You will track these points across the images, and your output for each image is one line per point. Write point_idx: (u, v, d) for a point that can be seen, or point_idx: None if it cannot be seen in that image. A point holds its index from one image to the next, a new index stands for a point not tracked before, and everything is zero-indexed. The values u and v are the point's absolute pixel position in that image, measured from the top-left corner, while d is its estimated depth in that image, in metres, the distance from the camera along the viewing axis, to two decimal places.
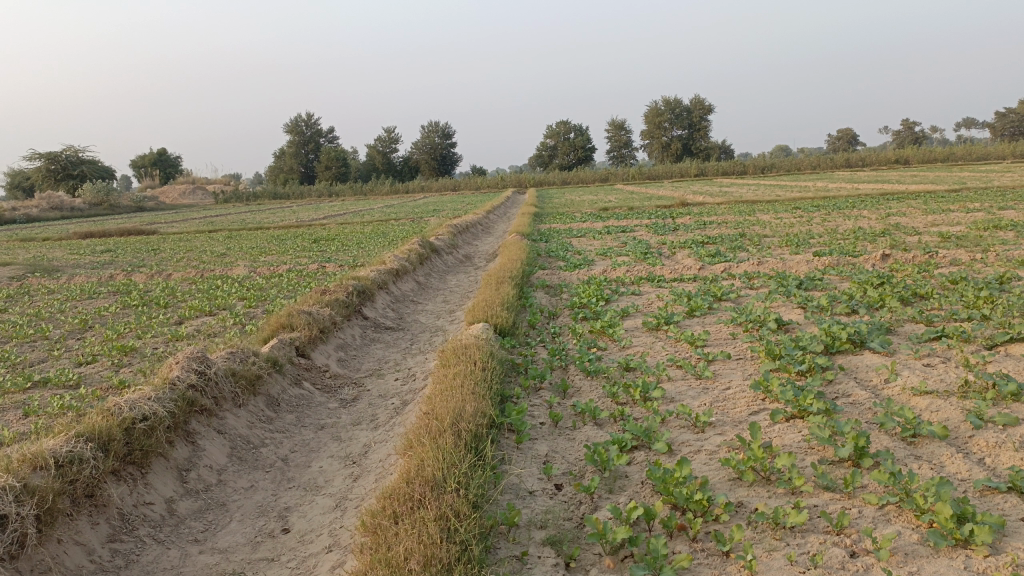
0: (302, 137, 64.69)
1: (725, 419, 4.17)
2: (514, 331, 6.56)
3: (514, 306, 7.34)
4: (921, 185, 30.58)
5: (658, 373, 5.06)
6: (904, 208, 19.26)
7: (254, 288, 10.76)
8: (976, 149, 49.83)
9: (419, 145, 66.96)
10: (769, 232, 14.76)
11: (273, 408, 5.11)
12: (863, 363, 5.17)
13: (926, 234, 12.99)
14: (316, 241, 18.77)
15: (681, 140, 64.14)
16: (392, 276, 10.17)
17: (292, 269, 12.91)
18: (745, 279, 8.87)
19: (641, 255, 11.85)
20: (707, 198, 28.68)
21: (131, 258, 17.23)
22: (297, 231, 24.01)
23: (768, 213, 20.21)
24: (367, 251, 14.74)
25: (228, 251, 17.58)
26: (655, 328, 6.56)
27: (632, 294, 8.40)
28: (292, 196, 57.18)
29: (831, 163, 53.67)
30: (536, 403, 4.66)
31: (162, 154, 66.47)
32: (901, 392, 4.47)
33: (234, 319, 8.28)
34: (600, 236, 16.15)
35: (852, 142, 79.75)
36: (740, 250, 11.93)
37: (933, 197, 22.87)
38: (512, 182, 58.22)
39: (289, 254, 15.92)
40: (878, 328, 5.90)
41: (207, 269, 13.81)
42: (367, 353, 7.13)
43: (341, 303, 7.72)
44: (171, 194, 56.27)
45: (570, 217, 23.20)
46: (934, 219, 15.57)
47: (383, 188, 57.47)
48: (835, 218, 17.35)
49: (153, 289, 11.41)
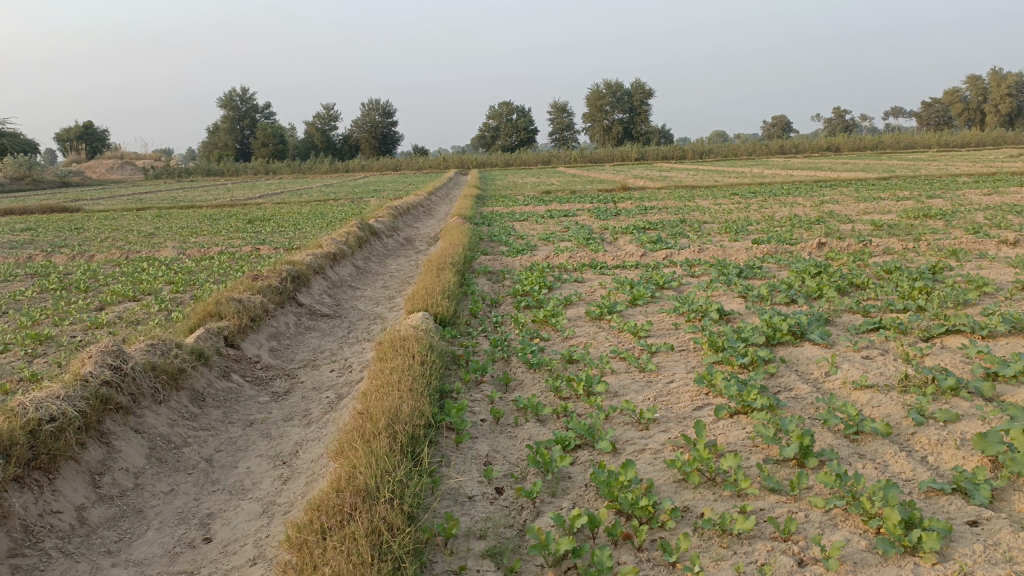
0: (238, 112, 62.71)
1: (669, 415, 4.09)
2: (455, 320, 6.37)
3: (455, 293, 7.15)
4: (853, 172, 31.42)
5: (602, 366, 4.96)
6: (837, 195, 19.74)
7: (183, 271, 10.28)
8: (904, 139, 51.54)
9: (360, 123, 65.69)
10: (709, 217, 14.88)
11: (197, 404, 4.82)
12: (804, 355, 5.17)
13: (860, 221, 13.28)
14: (250, 221, 18.15)
15: (622, 123, 64.54)
16: (329, 259, 9.85)
17: (225, 251, 12.41)
18: (687, 266, 8.87)
19: (583, 240, 11.78)
20: (648, 183, 28.87)
21: (51, 237, 16.34)
22: (231, 210, 23.21)
23: (708, 198, 20.44)
24: (304, 233, 14.30)
25: (157, 230, 16.85)
26: (598, 317, 6.48)
27: (574, 282, 8.30)
28: (227, 173, 55.48)
29: (767, 149, 54.82)
30: (477, 398, 4.50)
31: (88, 127, 63.60)
32: (842, 387, 4.47)
33: (160, 306, 7.87)
34: (543, 220, 16.04)
35: (787, 129, 81.66)
36: (681, 237, 11.98)
37: (864, 185, 23.48)
38: (454, 163, 57.71)
39: (221, 234, 15.33)
40: (818, 318, 5.93)
41: (133, 249, 13.17)
42: (302, 342, 6.84)
43: (274, 290, 7.40)
44: (98, 169, 53.95)
45: (512, 199, 23.07)
46: (866, 207, 15.95)
47: (323, 166, 56.23)
48: (772, 204, 17.63)
49: (73, 271, 10.80)
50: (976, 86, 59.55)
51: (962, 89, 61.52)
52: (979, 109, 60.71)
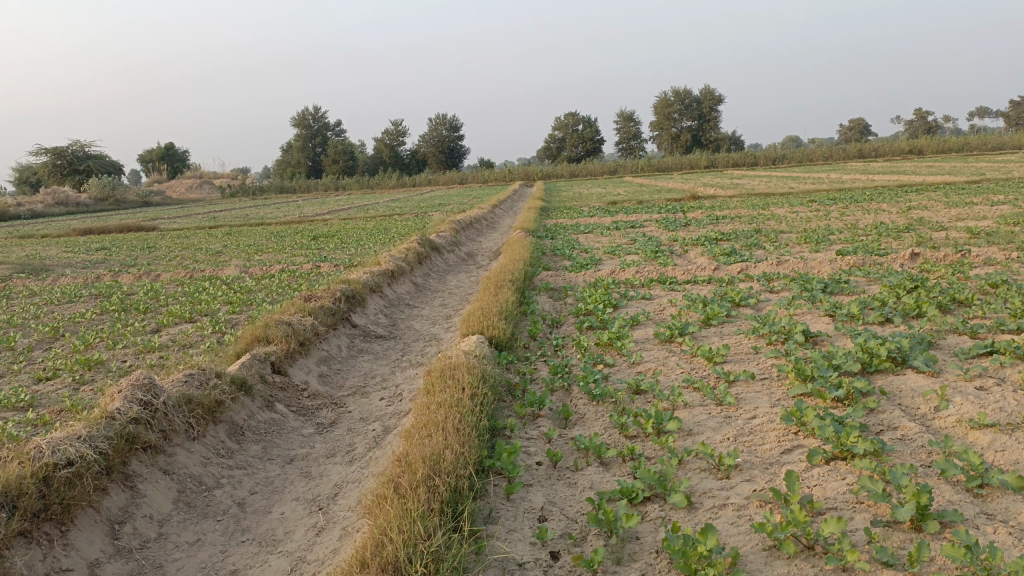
0: (309, 131, 64.15)
1: (752, 460, 3.55)
2: (513, 344, 5.94)
3: (513, 313, 6.72)
4: (939, 176, 29.66)
5: (673, 398, 4.44)
6: (924, 201, 18.54)
7: (242, 291, 10.17)
8: (992, 140, 48.81)
9: (426, 138, 66.32)
10: (785, 227, 14.07)
11: (235, 440, 4.52)
12: (907, 386, 4.52)
13: (953, 229, 12.28)
14: (315, 238, 18.20)
15: (690, 131, 63.19)
16: (386, 277, 9.58)
17: (286, 269, 12.31)
18: (763, 282, 8.21)
19: (651, 253, 11.21)
20: (718, 192, 27.87)
21: (124, 256, 16.68)
22: (298, 226, 23.45)
23: (783, 206, 19.50)
24: (365, 249, 14.15)
25: (224, 249, 17.03)
26: (668, 340, 5.93)
27: (641, 299, 7.77)
28: (298, 190, 56.76)
29: (843, 154, 52.76)
30: (533, 436, 4.03)
31: (169, 148, 66.18)
32: (957, 426, 3.83)
33: (213, 328, 7.70)
34: (609, 232, 15.47)
35: (863, 132, 78.80)
36: (755, 248, 11.26)
37: (953, 189, 22.03)
38: (520, 175, 57.60)
39: (285, 252, 15.31)
40: (919, 341, 5.25)
41: (198, 269, 13.24)
42: (353, 367, 6.53)
43: (326, 311, 7.12)
44: (177, 189, 56.00)
45: (577, 211, 22.55)
46: (959, 213, 14.81)
47: (390, 181, 56.90)
48: (852, 212, 16.60)
49: (137, 292, 10.84)
50: None
51: None
52: None
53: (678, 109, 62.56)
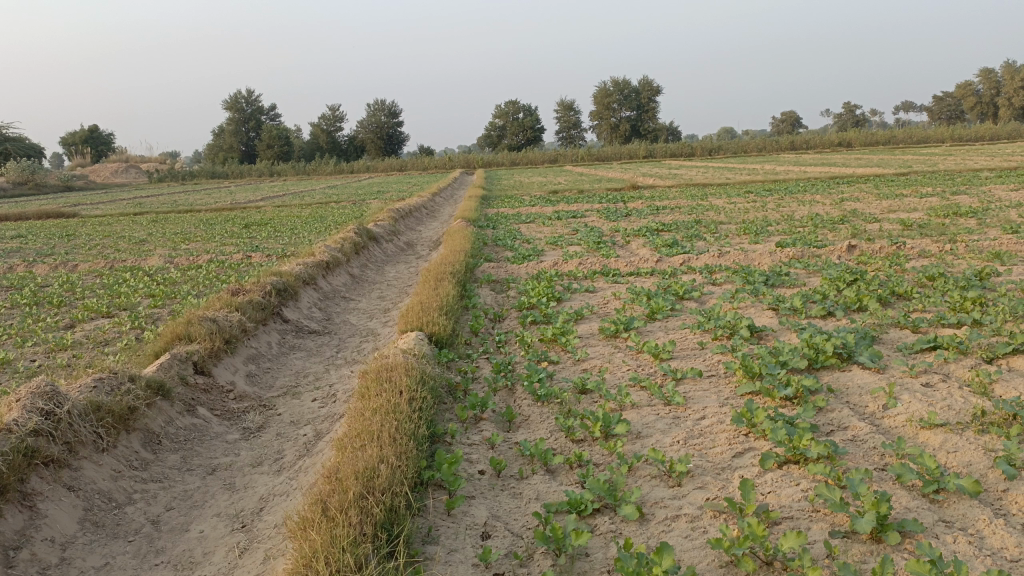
0: (243, 114, 62.24)
1: (703, 465, 3.41)
2: (453, 341, 5.69)
3: (454, 308, 6.47)
4: (868, 169, 30.53)
5: (621, 398, 4.27)
6: (856, 192, 18.96)
7: (166, 283, 9.63)
8: (916, 133, 50.58)
9: (365, 124, 65.13)
10: (724, 218, 14.16)
11: (150, 450, 4.16)
12: (855, 384, 4.46)
13: (886, 221, 12.53)
14: (248, 226, 17.54)
15: (629, 121, 63.65)
16: (321, 269, 9.20)
17: (214, 259, 11.76)
18: (706, 275, 8.16)
19: (594, 244, 11.10)
20: (657, 182, 28.04)
21: (41, 245, 15.74)
22: (229, 214, 22.59)
23: (721, 197, 19.68)
24: (299, 239, 13.64)
25: (149, 237, 16.24)
26: (613, 335, 5.78)
27: (585, 292, 7.62)
28: (231, 176, 55.04)
29: (776, 145, 53.96)
30: (475, 442, 3.81)
31: (94, 130, 63.29)
32: (907, 426, 3.77)
33: (133, 324, 7.21)
34: (550, 222, 15.31)
35: (795, 124, 80.90)
36: (697, 240, 11.25)
37: (882, 182, 22.64)
38: (460, 163, 57.10)
39: (215, 241, 14.67)
40: (863, 336, 5.22)
41: (120, 259, 12.52)
42: (284, 365, 6.18)
43: (255, 305, 6.74)
44: (102, 174, 53.65)
45: (518, 200, 22.38)
46: (890, 205, 15.14)
47: (327, 167, 55.66)
48: (788, 203, 16.85)
49: (51, 284, 10.17)
50: (988, 78, 58.46)
51: (974, 82, 60.49)
52: (993, 101, 59.61)
53: (618, 98, 62.98)
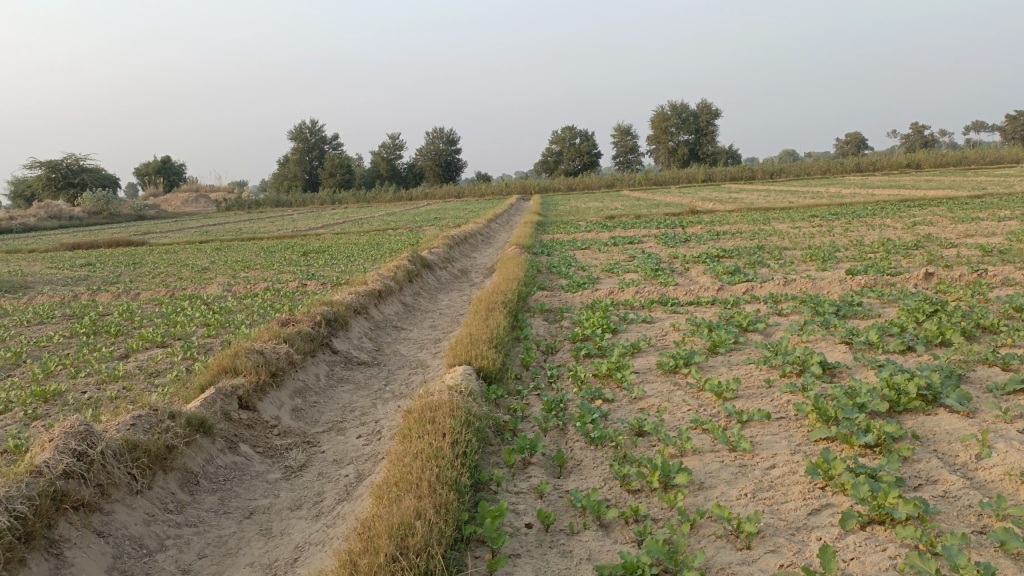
0: (306, 144, 63.86)
1: (775, 524, 3.08)
2: (503, 376, 5.44)
3: (504, 340, 6.23)
4: (940, 190, 29.24)
5: (682, 442, 3.95)
6: (929, 216, 18.12)
7: (221, 312, 9.67)
8: (990, 154, 48.60)
9: (423, 152, 66.07)
10: (788, 243, 13.63)
11: (186, 491, 4.03)
12: (943, 430, 4.04)
13: (963, 246, 11.84)
14: (305, 253, 17.73)
15: (687, 145, 62.93)
16: (373, 298, 9.11)
17: (270, 287, 11.83)
18: (771, 305, 7.74)
19: (651, 271, 10.76)
20: (717, 206, 27.47)
21: (108, 273, 16.17)
22: (290, 241, 22.97)
23: (785, 221, 19.06)
24: (355, 266, 13.66)
25: (211, 265, 16.53)
26: (672, 371, 5.45)
27: (641, 323, 7.30)
28: (295, 204, 56.37)
29: (841, 168, 52.51)
30: (522, 491, 3.54)
31: (165, 161, 65.86)
32: (1007, 480, 3.35)
33: (185, 354, 7.20)
34: (607, 248, 15.01)
35: (859, 147, 78.94)
36: (759, 267, 10.80)
37: (955, 205, 21.63)
38: (516, 190, 57.25)
39: (272, 269, 14.82)
40: (950, 375, 4.77)
41: (181, 287, 12.73)
42: (332, 398, 6.03)
43: (304, 336, 6.63)
44: (173, 203, 55.64)
45: (574, 226, 22.16)
46: (967, 229, 14.36)
47: (387, 194, 56.51)
48: (856, 228, 16.16)
49: (112, 312, 10.34)
50: None
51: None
52: None
53: (676, 123, 62.44)
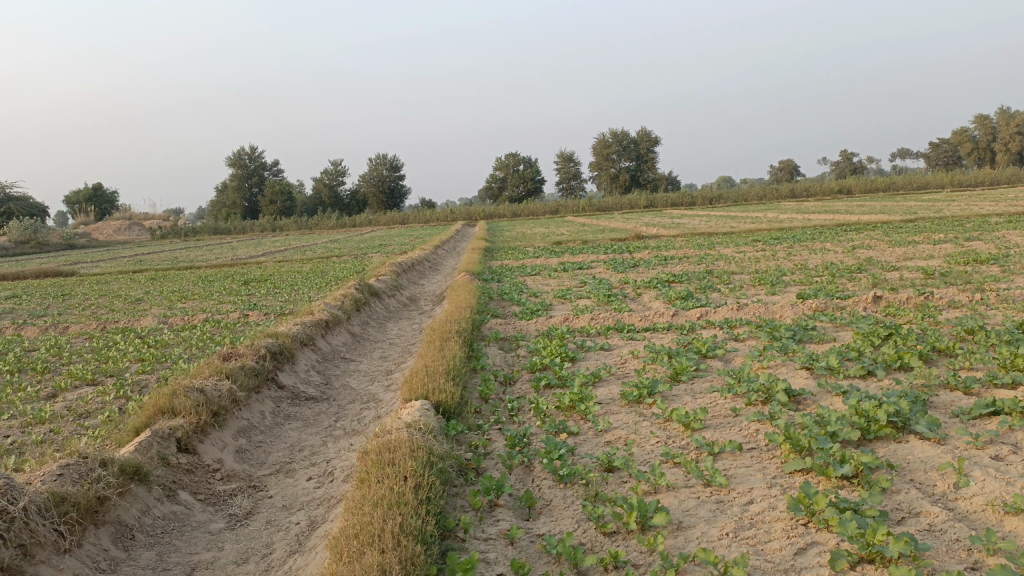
0: (246, 171, 62.64)
1: (762, 568, 2.92)
2: (462, 410, 5.20)
3: (461, 371, 5.98)
4: (874, 215, 30.14)
5: (655, 477, 3.78)
6: (867, 239, 18.61)
7: (158, 346, 9.17)
8: (916, 179, 50.64)
9: (366, 178, 65.50)
10: (736, 268, 13.76)
11: (120, 547, 3.65)
12: (916, 458, 3.96)
13: (905, 269, 12.10)
14: (246, 282, 17.17)
15: (629, 172, 63.94)
16: (320, 328, 8.76)
17: (210, 318, 11.33)
18: (727, 330, 7.69)
19: (604, 297, 10.68)
20: (662, 231, 27.76)
21: (33, 305, 15.31)
22: (229, 270, 22.27)
23: (729, 246, 19.33)
24: (299, 295, 13.23)
25: (146, 295, 15.85)
26: (637, 401, 5.29)
27: (600, 351, 7.15)
28: (234, 232, 55.09)
29: (777, 193, 54.01)
30: (491, 538, 3.30)
31: (97, 189, 63.70)
32: (990, 511, 3.27)
33: (118, 392, 6.74)
34: (557, 274, 14.91)
35: (793, 173, 81.48)
36: (710, 291, 10.82)
37: (890, 228, 22.30)
38: (461, 216, 57.13)
39: (212, 299, 14.28)
40: (916, 400, 4.73)
41: (113, 319, 12.11)
42: (278, 438, 5.68)
43: (247, 371, 6.26)
44: (106, 231, 53.75)
45: (522, 252, 22.07)
46: (905, 252, 14.74)
47: (329, 221, 55.69)
48: (799, 251, 16.45)
49: (38, 347, 9.72)
50: (982, 125, 58.83)
51: (971, 129, 60.93)
52: (990, 147, 59.88)
53: (617, 150, 63.42)
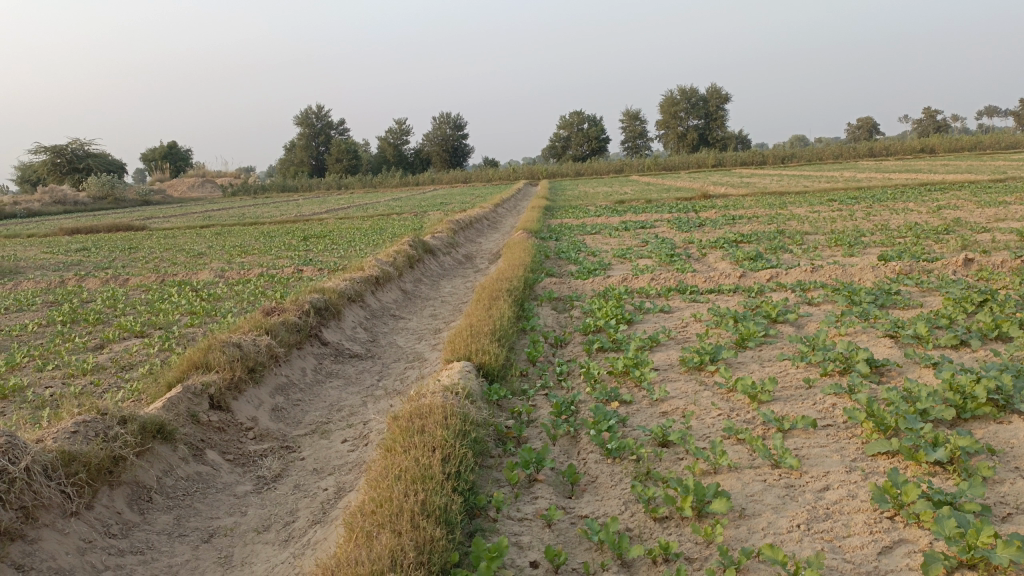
0: (312, 129, 63.17)
1: (839, 570, 2.49)
2: (506, 373, 4.86)
3: (508, 331, 5.63)
4: (958, 175, 28.32)
5: (716, 455, 3.36)
6: (953, 200, 17.41)
7: (210, 299, 9.09)
8: (1006, 138, 47.56)
9: (430, 137, 65.26)
10: (810, 228, 12.97)
11: (136, 510, 3.46)
12: (1023, 441, 3.44)
13: (997, 230, 11.16)
14: (305, 238, 17.15)
15: (697, 130, 62.03)
16: (369, 284, 8.53)
17: (265, 273, 11.25)
18: (799, 294, 7.11)
19: (666, 256, 10.14)
20: (730, 191, 26.68)
21: (101, 258, 15.62)
22: (291, 226, 22.41)
23: (802, 205, 18.34)
24: (354, 251, 13.06)
25: (208, 250, 15.97)
26: (697, 368, 4.85)
27: (659, 313, 6.69)
28: (301, 189, 55.82)
29: (854, 152, 51.56)
30: (525, 519, 2.95)
31: (172, 147, 65.38)
32: None
33: (163, 345, 6.63)
34: (617, 233, 14.35)
35: (871, 131, 77.85)
36: (781, 252, 10.15)
37: (979, 188, 20.82)
38: (524, 175, 56.52)
39: (270, 253, 14.26)
40: (1020, 374, 4.15)
41: (172, 272, 12.17)
42: (318, 396, 5.45)
43: (289, 327, 6.05)
44: (179, 188, 55.19)
45: (583, 210, 21.51)
46: (997, 213, 13.65)
47: (393, 179, 55.85)
48: (879, 211, 15.46)
49: (96, 299, 9.78)
50: None
51: None
52: None
53: (685, 107, 61.57)
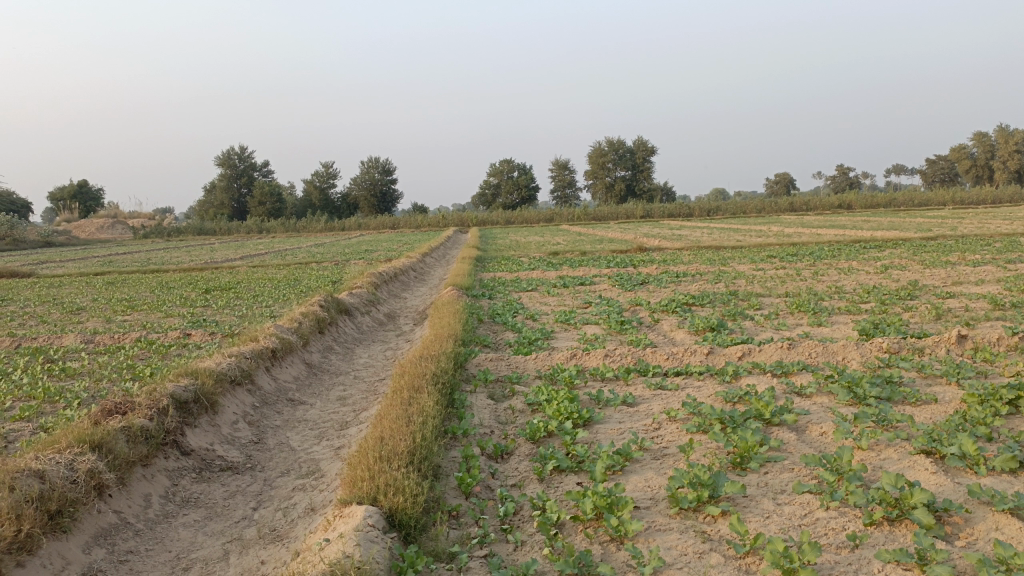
0: (234, 170, 60.59)
1: None
2: (427, 522, 3.42)
3: (432, 447, 4.18)
4: (885, 231, 28.46)
5: None
6: (895, 258, 16.97)
7: (60, 376, 7.30)
8: (918, 196, 49.13)
9: (358, 181, 63.59)
10: (762, 289, 12.02)
11: None
12: None
13: (961, 296, 10.39)
14: (208, 291, 15.29)
15: (625, 180, 62.43)
16: (262, 359, 6.95)
17: (144, 338, 9.46)
18: (785, 381, 5.91)
19: (616, 323, 8.91)
20: (666, 243, 25.97)
21: None
22: (198, 275, 20.42)
23: (744, 262, 17.59)
24: (258, 310, 11.35)
25: (91, 304, 13.94)
26: (694, 510, 3.51)
27: (623, 407, 5.38)
28: (219, 232, 53.13)
29: (777, 207, 52.44)
30: None
31: (83, 185, 62.00)
32: None
33: None
34: (556, 291, 13.14)
35: (789, 187, 80.46)
36: (742, 320, 9.05)
37: (914, 247, 20.60)
38: (454, 221, 55.24)
39: (160, 310, 12.40)
40: None
41: (32, 335, 10.22)
42: (160, 544, 3.85)
43: (132, 435, 4.46)
44: (88, 229, 51.89)
45: (517, 262, 20.40)
46: (949, 275, 13.04)
47: (317, 224, 53.83)
48: (826, 271, 14.76)
49: None
50: (983, 143, 57.67)
51: (970, 146, 59.52)
52: (989, 165, 58.56)
53: (613, 158, 61.99)
